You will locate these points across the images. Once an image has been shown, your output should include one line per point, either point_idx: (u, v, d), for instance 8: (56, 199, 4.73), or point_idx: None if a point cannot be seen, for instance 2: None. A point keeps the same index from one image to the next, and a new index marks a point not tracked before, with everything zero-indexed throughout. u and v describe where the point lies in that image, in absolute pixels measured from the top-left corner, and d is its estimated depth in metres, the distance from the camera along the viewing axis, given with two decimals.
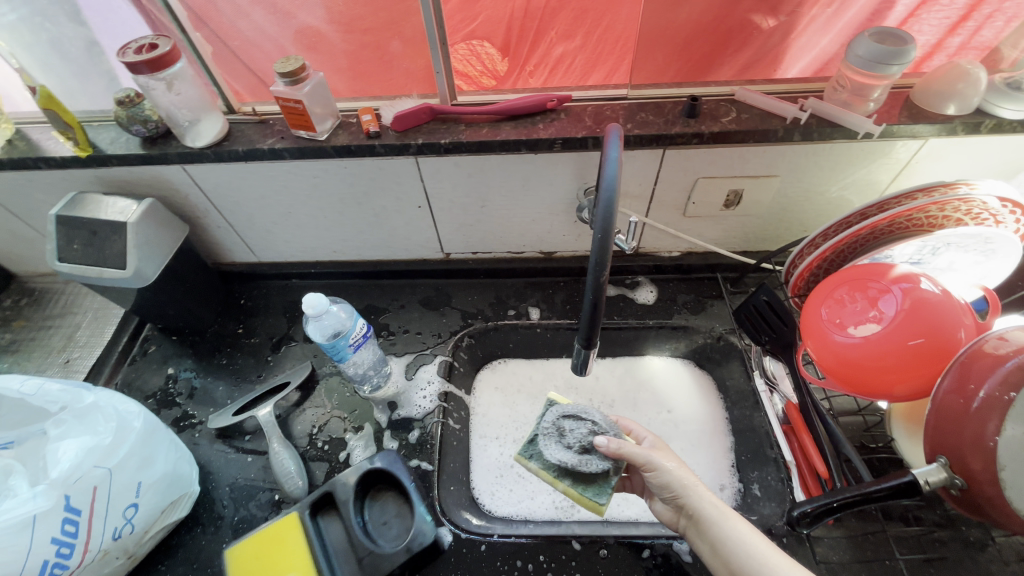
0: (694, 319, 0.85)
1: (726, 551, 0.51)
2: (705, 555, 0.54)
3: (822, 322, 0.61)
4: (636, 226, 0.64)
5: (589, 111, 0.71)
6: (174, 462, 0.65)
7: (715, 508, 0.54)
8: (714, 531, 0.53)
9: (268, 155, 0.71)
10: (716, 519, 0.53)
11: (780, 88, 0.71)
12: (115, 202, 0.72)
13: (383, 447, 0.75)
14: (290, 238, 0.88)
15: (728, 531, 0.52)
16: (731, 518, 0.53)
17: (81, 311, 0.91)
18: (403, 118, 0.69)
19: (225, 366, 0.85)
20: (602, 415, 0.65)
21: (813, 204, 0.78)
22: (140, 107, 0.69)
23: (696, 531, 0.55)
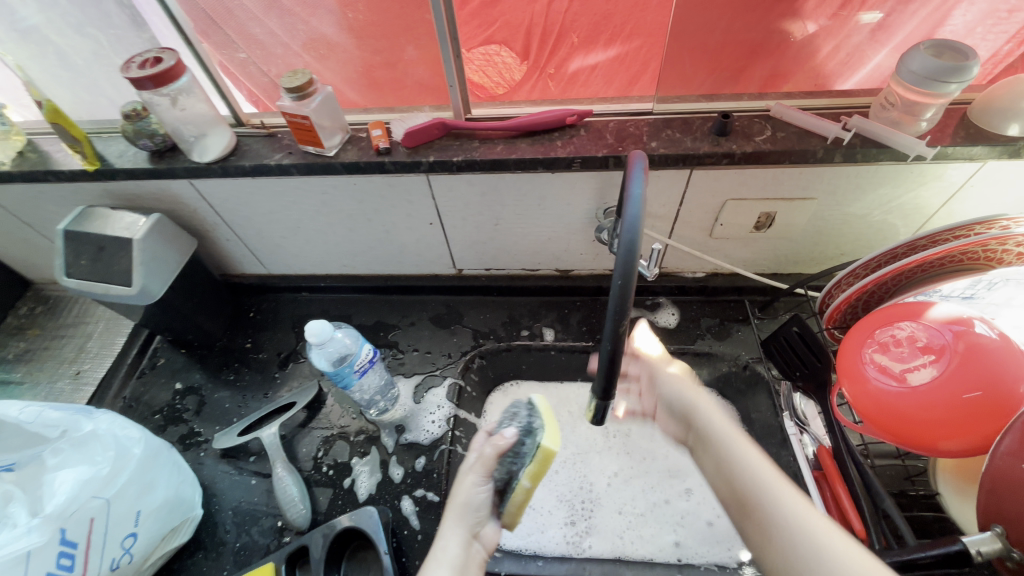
0: (718, 345, 0.80)
1: (726, 474, 0.44)
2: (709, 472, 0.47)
3: (862, 365, 0.56)
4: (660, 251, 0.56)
5: (611, 127, 0.67)
6: (177, 486, 0.64)
7: (721, 428, 0.48)
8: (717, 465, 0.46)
9: (275, 171, 0.69)
10: (723, 441, 0.46)
11: (820, 103, 0.66)
12: (123, 218, 0.71)
13: (389, 473, 0.73)
14: (300, 252, 0.86)
15: (725, 451, 0.46)
16: (731, 436, 0.46)
17: (94, 321, 0.91)
18: (414, 134, 0.66)
19: (233, 382, 0.84)
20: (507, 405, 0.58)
21: (853, 228, 0.73)
22: (146, 120, 0.67)
23: (705, 450, 0.49)
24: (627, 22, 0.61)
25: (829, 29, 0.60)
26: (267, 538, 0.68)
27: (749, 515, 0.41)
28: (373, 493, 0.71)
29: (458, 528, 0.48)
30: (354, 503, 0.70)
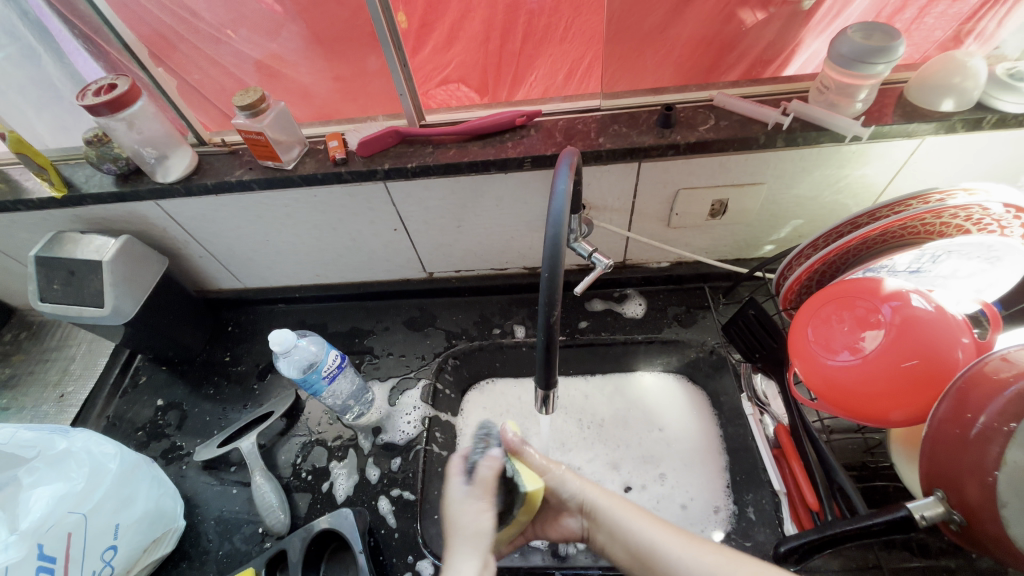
0: (684, 332, 0.82)
1: (620, 538, 0.49)
2: (603, 542, 0.51)
3: (809, 343, 0.57)
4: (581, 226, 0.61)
5: (560, 125, 0.69)
6: (157, 499, 0.66)
7: (614, 508, 0.51)
8: (621, 539, 0.49)
9: (237, 187, 0.71)
10: (608, 509, 0.51)
11: (763, 90, 0.67)
12: (93, 241, 0.73)
13: (365, 475, 0.74)
14: (272, 264, 0.88)
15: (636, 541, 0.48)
16: (619, 508, 0.51)
17: (76, 344, 0.93)
18: (368, 144, 0.67)
19: (213, 396, 0.85)
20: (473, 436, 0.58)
21: (806, 209, 0.74)
22: (109, 145, 0.68)
23: (593, 524, 0.53)
24: (583, 58, 0.70)
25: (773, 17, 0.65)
26: (248, 545, 0.70)
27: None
28: (350, 495, 0.73)
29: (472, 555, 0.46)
30: (332, 506, 0.72)
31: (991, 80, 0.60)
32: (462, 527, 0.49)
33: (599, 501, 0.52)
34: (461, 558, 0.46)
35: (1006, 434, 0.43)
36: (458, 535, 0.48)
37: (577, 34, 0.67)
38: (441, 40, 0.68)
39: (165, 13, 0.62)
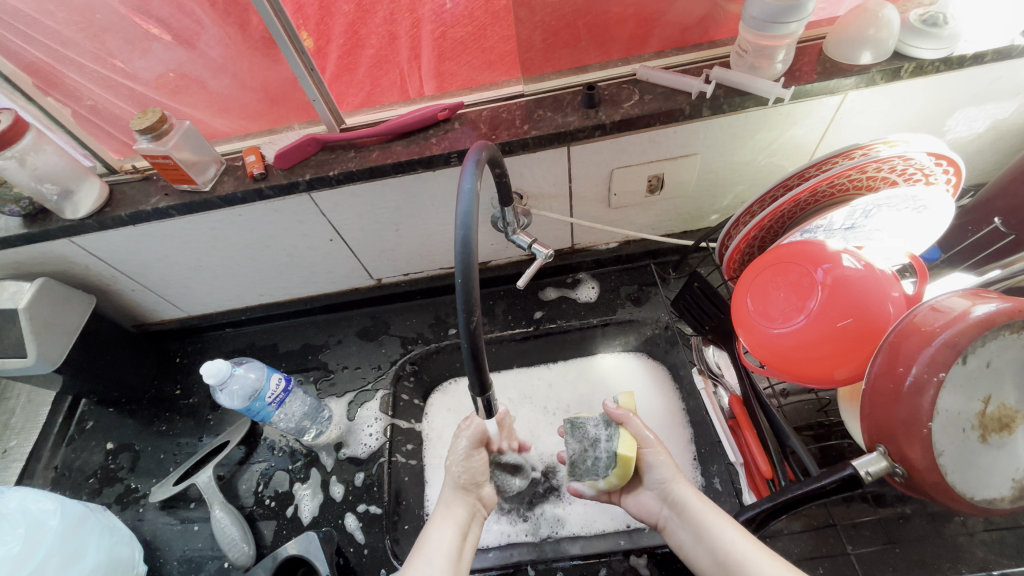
0: (638, 311, 0.82)
1: (708, 541, 0.52)
2: (685, 544, 0.55)
3: (750, 312, 0.57)
4: (506, 216, 0.61)
5: (485, 116, 0.66)
6: (110, 548, 0.64)
7: (694, 500, 0.56)
8: (694, 525, 0.54)
9: (154, 215, 0.67)
10: (701, 509, 0.55)
11: (686, 59, 0.66)
12: (6, 287, 0.69)
13: (330, 494, 0.72)
14: (211, 289, 0.84)
15: (710, 532, 0.53)
16: (698, 499, 0.56)
17: (15, 395, 0.88)
18: (285, 155, 0.64)
19: (165, 432, 0.82)
20: (567, 424, 0.63)
21: (744, 174, 0.73)
22: (4, 187, 0.62)
23: (679, 521, 0.57)
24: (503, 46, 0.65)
25: None
26: None
27: None
28: (315, 516, 0.71)
29: (449, 525, 0.54)
30: (299, 528, 0.70)
31: (905, 28, 0.59)
32: (447, 506, 0.57)
33: (682, 491, 0.58)
34: (440, 528, 0.54)
35: (937, 384, 0.44)
36: (441, 511, 0.56)
37: (499, 43, 0.66)
38: (345, 49, 0.63)
39: (44, 38, 0.58)
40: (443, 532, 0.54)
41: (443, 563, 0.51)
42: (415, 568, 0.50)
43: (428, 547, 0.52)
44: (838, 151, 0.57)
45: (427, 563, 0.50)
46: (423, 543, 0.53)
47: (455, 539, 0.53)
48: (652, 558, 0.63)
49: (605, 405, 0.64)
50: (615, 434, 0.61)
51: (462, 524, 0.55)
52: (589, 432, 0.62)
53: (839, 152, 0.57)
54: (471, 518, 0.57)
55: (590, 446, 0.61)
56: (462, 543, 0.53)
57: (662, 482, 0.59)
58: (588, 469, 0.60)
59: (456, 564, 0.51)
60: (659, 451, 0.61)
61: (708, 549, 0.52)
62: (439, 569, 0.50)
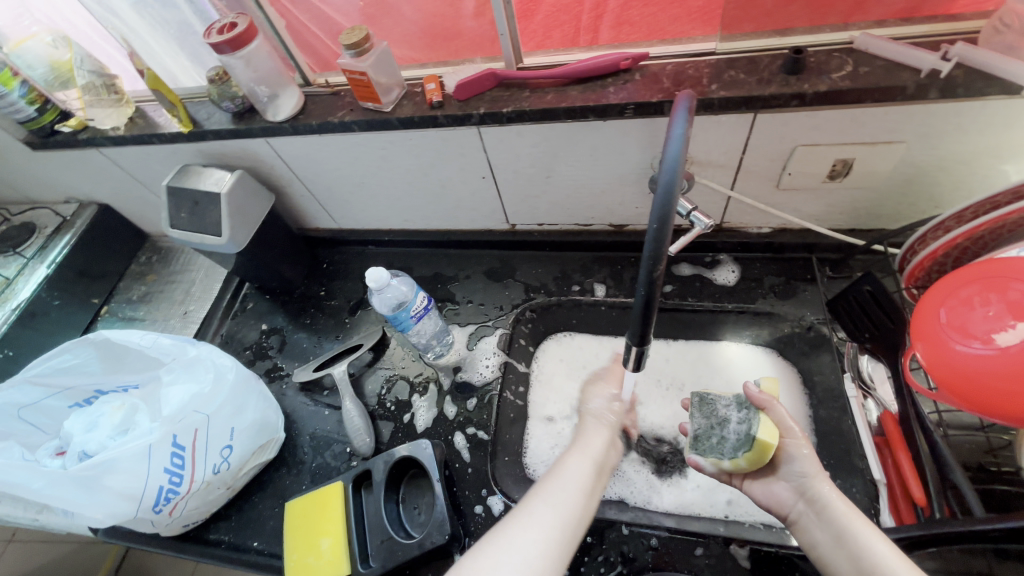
0: (780, 305, 0.76)
1: (853, 549, 0.48)
2: (820, 546, 0.51)
3: (940, 325, 0.51)
4: None
5: (669, 70, 0.63)
6: (263, 411, 0.73)
7: (841, 506, 0.51)
8: (838, 532, 0.50)
9: (339, 127, 0.73)
10: (846, 515, 0.50)
11: (921, 31, 0.57)
12: (213, 174, 0.80)
13: (444, 411, 0.78)
14: (364, 207, 0.91)
15: (860, 543, 0.48)
16: (846, 506, 0.51)
17: (196, 269, 1.04)
18: (465, 86, 0.67)
19: (308, 325, 0.93)
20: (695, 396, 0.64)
21: (951, 175, 0.64)
22: (228, 84, 0.73)
23: (815, 520, 0.52)
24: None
25: None
26: (338, 461, 0.77)
27: None
28: (429, 427, 0.77)
29: (586, 460, 0.55)
30: (412, 435, 0.77)
31: None
32: (585, 441, 0.58)
33: (827, 494, 0.53)
34: (576, 459, 0.55)
35: None
36: (579, 445, 0.58)
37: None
38: None
39: None
40: (578, 463, 0.55)
41: (576, 493, 0.51)
42: (549, 491, 0.51)
43: (564, 473, 0.53)
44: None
45: (562, 489, 0.52)
46: (558, 470, 0.54)
47: (589, 474, 0.54)
48: (753, 552, 0.62)
49: (746, 387, 0.60)
50: (753, 417, 0.58)
51: (597, 461, 0.56)
52: (718, 410, 0.61)
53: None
54: (607, 459, 0.58)
55: (718, 424, 0.60)
56: (593, 481, 0.54)
57: (803, 479, 0.55)
58: (712, 446, 0.59)
59: (588, 498, 0.52)
60: (804, 446, 0.56)
61: (852, 556, 0.47)
62: (571, 496, 0.51)
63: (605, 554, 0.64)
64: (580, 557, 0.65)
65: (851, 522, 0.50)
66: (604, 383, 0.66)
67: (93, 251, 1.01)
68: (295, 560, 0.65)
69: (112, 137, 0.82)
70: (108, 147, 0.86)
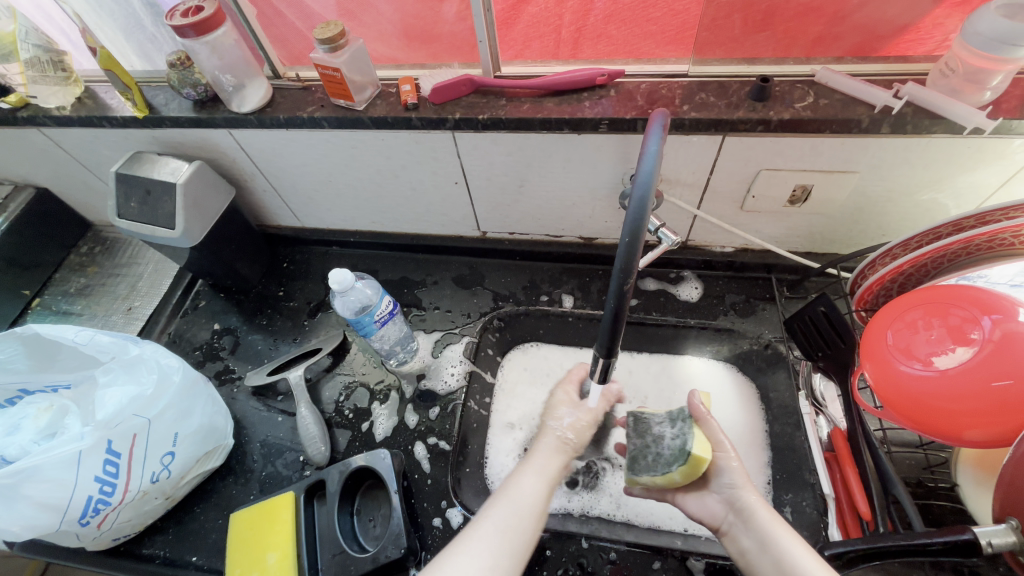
0: (740, 322, 0.79)
1: (776, 552, 0.50)
2: (746, 552, 0.53)
3: (887, 347, 0.53)
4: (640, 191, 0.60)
5: (643, 89, 0.65)
6: (211, 415, 0.70)
7: (773, 523, 0.53)
8: (769, 549, 0.51)
9: (307, 123, 0.71)
10: (769, 521, 0.53)
11: (874, 69, 0.61)
12: (168, 163, 0.75)
13: (404, 420, 0.76)
14: (331, 206, 0.89)
15: (792, 562, 0.49)
16: (778, 524, 0.53)
17: (144, 263, 0.98)
18: (441, 91, 0.66)
19: (265, 326, 0.89)
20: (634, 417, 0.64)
21: (897, 206, 0.68)
22: (190, 70, 0.69)
23: (742, 527, 0.54)
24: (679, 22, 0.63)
25: None
26: (290, 470, 0.73)
27: None
28: (388, 436, 0.75)
29: (541, 481, 0.56)
30: (371, 444, 0.74)
31: None
32: (540, 459, 0.58)
33: (758, 511, 0.54)
34: (530, 479, 0.55)
35: None
36: (533, 463, 0.58)
37: (666, 14, 0.63)
38: None
39: None
40: (531, 483, 0.55)
41: (527, 518, 0.52)
42: (499, 514, 0.52)
43: (516, 494, 0.54)
44: (1006, 206, 0.53)
45: (512, 514, 0.52)
46: (511, 491, 0.54)
47: (542, 495, 0.54)
48: (709, 565, 0.62)
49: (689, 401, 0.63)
50: (687, 432, 0.59)
51: (551, 482, 0.56)
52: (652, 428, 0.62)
53: (1009, 207, 0.53)
54: (560, 478, 0.58)
55: (653, 442, 0.61)
56: (545, 500, 0.55)
57: (739, 497, 0.56)
58: (647, 465, 0.59)
59: (537, 520, 0.53)
60: (732, 460, 0.59)
61: (775, 560, 0.50)
62: (524, 523, 0.52)
63: (564, 567, 0.64)
64: (539, 570, 0.64)
65: (784, 540, 0.51)
66: (568, 396, 0.66)
67: (27, 238, 0.94)
68: None
69: (56, 117, 0.77)
70: (51, 127, 0.80)
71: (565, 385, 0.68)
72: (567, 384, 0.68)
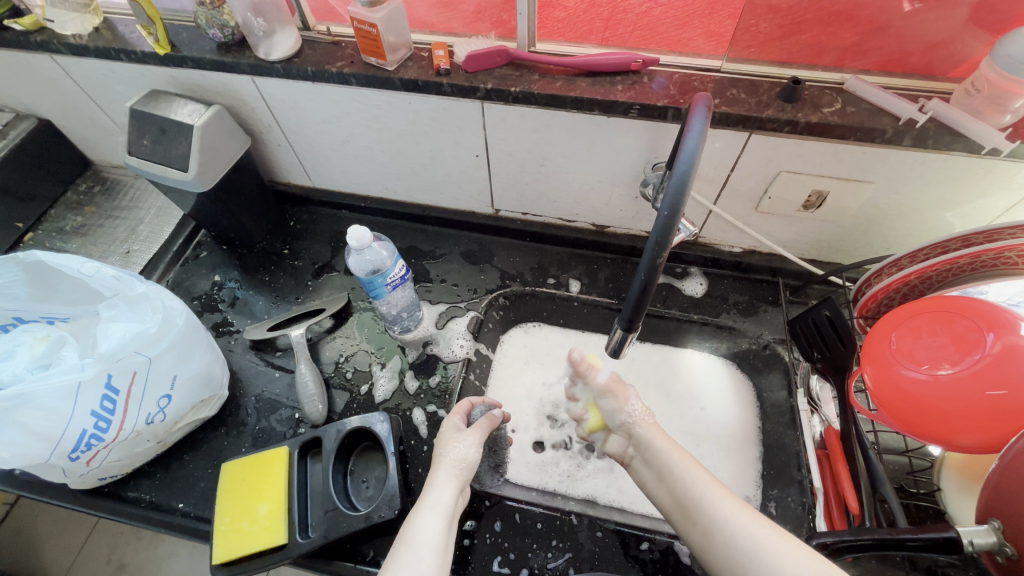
0: (741, 321, 0.80)
1: (669, 482, 0.53)
2: (646, 483, 0.56)
3: (890, 351, 0.55)
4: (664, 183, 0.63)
5: (676, 79, 0.65)
6: (209, 363, 0.68)
7: (672, 456, 0.54)
8: (670, 485, 0.53)
9: (335, 78, 0.69)
10: (663, 450, 0.55)
11: (900, 84, 0.62)
12: (186, 105, 0.74)
13: (404, 385, 0.77)
14: (345, 167, 0.87)
15: (683, 489, 0.51)
16: (676, 456, 0.54)
17: (146, 207, 0.96)
18: (475, 59, 0.65)
19: (267, 283, 0.88)
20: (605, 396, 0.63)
21: (905, 221, 0.70)
22: (219, 11, 0.68)
23: (642, 461, 0.57)
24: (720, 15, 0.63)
25: (942, 6, 0.56)
26: (285, 426, 0.73)
27: (695, 517, 0.49)
28: (388, 400, 0.75)
29: (436, 516, 0.51)
30: (370, 405, 0.75)
31: None
32: (434, 493, 0.54)
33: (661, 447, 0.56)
34: (426, 516, 0.51)
35: None
36: (428, 497, 0.53)
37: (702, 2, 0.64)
38: None
39: None
40: (429, 519, 0.51)
41: (430, 557, 0.47)
42: (403, 563, 0.46)
43: (415, 538, 0.49)
44: (1016, 224, 0.55)
45: (415, 556, 0.47)
46: (410, 534, 0.49)
47: (441, 532, 0.50)
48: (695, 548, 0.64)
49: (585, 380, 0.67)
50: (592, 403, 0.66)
51: (449, 515, 0.52)
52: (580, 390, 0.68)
53: (1017, 225, 0.55)
54: (456, 508, 0.54)
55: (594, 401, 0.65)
56: (446, 539, 0.50)
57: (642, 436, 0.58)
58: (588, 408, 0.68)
59: (442, 559, 0.48)
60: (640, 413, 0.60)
61: (670, 490, 0.53)
62: (427, 564, 0.47)
63: (554, 542, 0.65)
64: (528, 542, 0.66)
65: (688, 472, 0.52)
66: (456, 425, 0.62)
67: (25, 168, 0.90)
68: (226, 523, 0.61)
69: (72, 44, 0.74)
70: (63, 55, 0.77)
71: (451, 415, 0.64)
72: (453, 413, 0.64)
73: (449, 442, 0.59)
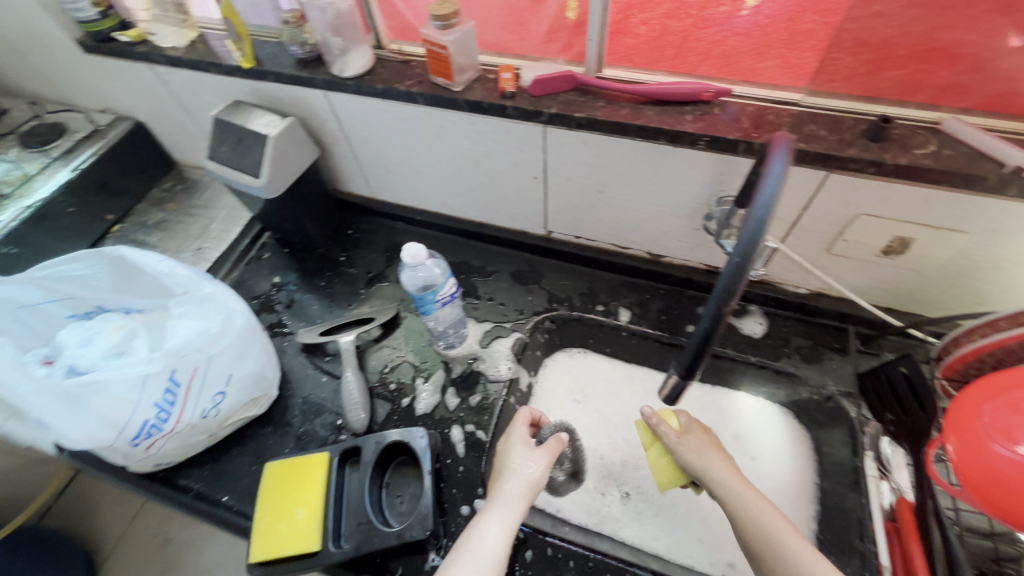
0: (805, 368, 0.75)
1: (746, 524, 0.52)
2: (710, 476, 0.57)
3: (981, 423, 0.49)
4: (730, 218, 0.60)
5: (751, 111, 0.62)
6: (264, 363, 0.71)
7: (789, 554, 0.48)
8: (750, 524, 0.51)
9: (403, 96, 0.71)
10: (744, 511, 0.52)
11: (1008, 125, 0.56)
12: (263, 116, 0.78)
13: (445, 401, 0.76)
14: (405, 181, 0.89)
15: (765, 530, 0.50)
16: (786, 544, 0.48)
17: (220, 207, 1.02)
18: (542, 83, 0.65)
19: (322, 287, 0.91)
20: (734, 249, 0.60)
21: (1004, 275, 0.63)
22: (301, 29, 0.72)
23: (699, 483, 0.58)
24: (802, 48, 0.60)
25: None
26: (326, 431, 0.74)
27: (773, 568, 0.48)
28: (428, 415, 0.75)
29: (501, 527, 0.52)
30: (411, 418, 0.75)
31: None
32: (501, 504, 0.55)
33: (750, 502, 0.52)
34: (491, 526, 0.52)
35: None
36: (495, 507, 0.54)
37: None
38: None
39: None
40: (493, 531, 0.52)
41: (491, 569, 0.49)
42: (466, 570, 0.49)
43: (477, 547, 0.51)
44: None
45: (474, 564, 0.49)
46: (472, 542, 0.51)
47: (502, 546, 0.51)
48: None
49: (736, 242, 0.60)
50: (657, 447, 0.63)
51: (513, 529, 0.53)
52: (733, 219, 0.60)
53: None
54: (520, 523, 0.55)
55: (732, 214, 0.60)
56: (506, 552, 0.51)
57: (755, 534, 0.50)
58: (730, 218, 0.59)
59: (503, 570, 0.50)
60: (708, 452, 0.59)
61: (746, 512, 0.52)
62: None
63: None
64: None
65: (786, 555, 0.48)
66: (525, 438, 0.62)
67: (119, 167, 0.98)
68: (266, 523, 0.63)
69: (169, 57, 0.80)
70: (161, 66, 0.83)
71: (519, 424, 0.64)
72: (520, 423, 0.64)
73: (519, 456, 0.59)
